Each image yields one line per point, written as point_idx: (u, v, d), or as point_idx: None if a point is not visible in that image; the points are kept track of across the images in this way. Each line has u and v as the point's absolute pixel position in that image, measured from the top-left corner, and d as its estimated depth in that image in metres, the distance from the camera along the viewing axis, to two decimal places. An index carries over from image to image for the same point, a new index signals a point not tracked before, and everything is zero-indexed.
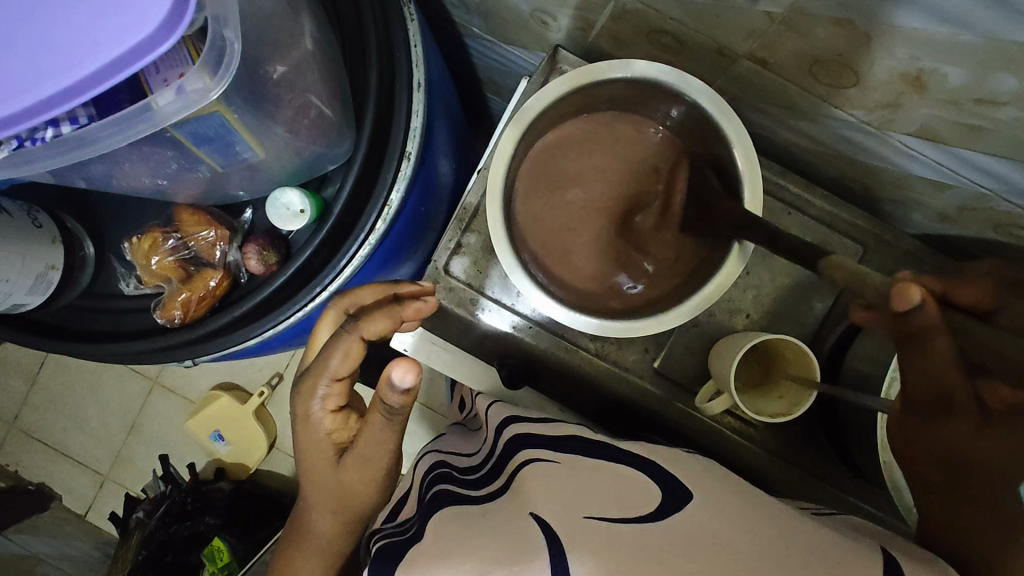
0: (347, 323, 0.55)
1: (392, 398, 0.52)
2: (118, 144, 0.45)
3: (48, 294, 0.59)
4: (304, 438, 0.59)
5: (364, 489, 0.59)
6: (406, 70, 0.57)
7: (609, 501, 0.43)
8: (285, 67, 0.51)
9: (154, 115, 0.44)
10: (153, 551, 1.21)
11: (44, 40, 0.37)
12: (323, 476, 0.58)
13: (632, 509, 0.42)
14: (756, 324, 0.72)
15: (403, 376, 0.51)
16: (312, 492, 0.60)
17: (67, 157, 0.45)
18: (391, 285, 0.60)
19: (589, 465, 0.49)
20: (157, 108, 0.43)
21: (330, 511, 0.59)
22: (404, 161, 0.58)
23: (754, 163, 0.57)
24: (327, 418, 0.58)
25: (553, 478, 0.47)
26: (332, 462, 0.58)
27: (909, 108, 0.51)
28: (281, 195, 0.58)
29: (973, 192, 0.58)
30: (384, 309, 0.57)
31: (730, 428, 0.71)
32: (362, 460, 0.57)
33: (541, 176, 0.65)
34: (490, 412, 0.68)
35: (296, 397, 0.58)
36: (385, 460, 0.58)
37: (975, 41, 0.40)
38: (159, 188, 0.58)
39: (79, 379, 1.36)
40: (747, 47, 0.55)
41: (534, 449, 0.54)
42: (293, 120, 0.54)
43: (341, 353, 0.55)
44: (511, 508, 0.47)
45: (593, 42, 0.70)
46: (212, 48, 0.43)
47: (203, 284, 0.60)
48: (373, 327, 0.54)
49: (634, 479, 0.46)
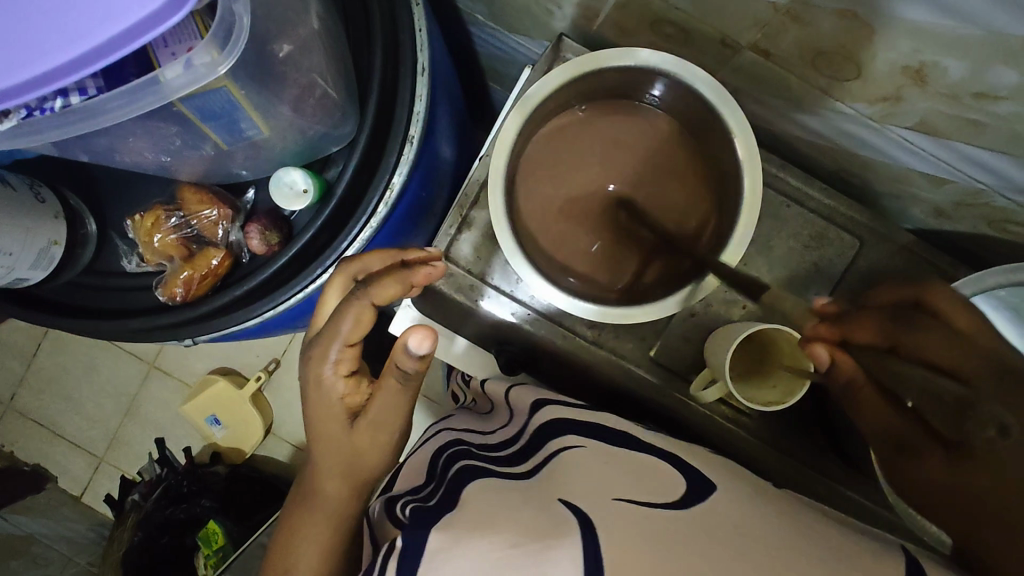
0: (356, 290, 0.55)
1: (408, 363, 0.55)
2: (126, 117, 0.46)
3: (50, 269, 0.59)
4: (316, 403, 0.59)
5: (374, 454, 0.60)
6: (411, 52, 0.57)
7: (638, 487, 0.44)
8: (291, 46, 0.51)
9: (162, 88, 0.44)
10: (149, 532, 1.23)
11: (47, 7, 0.37)
12: (335, 437, 0.59)
13: (661, 495, 0.43)
14: (752, 315, 0.73)
15: (420, 343, 0.53)
16: (321, 453, 0.60)
17: (74, 128, 0.45)
18: (398, 251, 0.59)
19: (622, 454, 0.50)
20: (165, 81, 0.44)
21: (340, 472, 0.59)
22: (407, 144, 0.58)
23: (755, 154, 0.57)
24: (339, 383, 0.58)
25: (581, 463, 0.48)
26: (344, 424, 0.59)
27: (909, 101, 0.51)
28: (285, 174, 0.58)
29: (969, 187, 0.59)
30: (397, 274, 0.56)
31: (724, 416, 0.71)
32: (374, 424, 0.59)
33: (544, 163, 0.65)
34: (513, 398, 0.69)
35: (307, 362, 0.58)
36: (397, 424, 0.60)
37: (976, 35, 0.41)
38: (162, 164, 0.58)
39: (76, 361, 1.36)
40: (751, 37, 0.56)
41: (566, 435, 0.54)
42: (298, 99, 0.54)
43: (352, 319, 0.54)
44: (542, 487, 0.46)
45: (597, 31, 0.71)
46: (222, 23, 0.43)
47: (205, 263, 0.60)
48: (385, 291, 0.54)
49: (662, 471, 0.48)
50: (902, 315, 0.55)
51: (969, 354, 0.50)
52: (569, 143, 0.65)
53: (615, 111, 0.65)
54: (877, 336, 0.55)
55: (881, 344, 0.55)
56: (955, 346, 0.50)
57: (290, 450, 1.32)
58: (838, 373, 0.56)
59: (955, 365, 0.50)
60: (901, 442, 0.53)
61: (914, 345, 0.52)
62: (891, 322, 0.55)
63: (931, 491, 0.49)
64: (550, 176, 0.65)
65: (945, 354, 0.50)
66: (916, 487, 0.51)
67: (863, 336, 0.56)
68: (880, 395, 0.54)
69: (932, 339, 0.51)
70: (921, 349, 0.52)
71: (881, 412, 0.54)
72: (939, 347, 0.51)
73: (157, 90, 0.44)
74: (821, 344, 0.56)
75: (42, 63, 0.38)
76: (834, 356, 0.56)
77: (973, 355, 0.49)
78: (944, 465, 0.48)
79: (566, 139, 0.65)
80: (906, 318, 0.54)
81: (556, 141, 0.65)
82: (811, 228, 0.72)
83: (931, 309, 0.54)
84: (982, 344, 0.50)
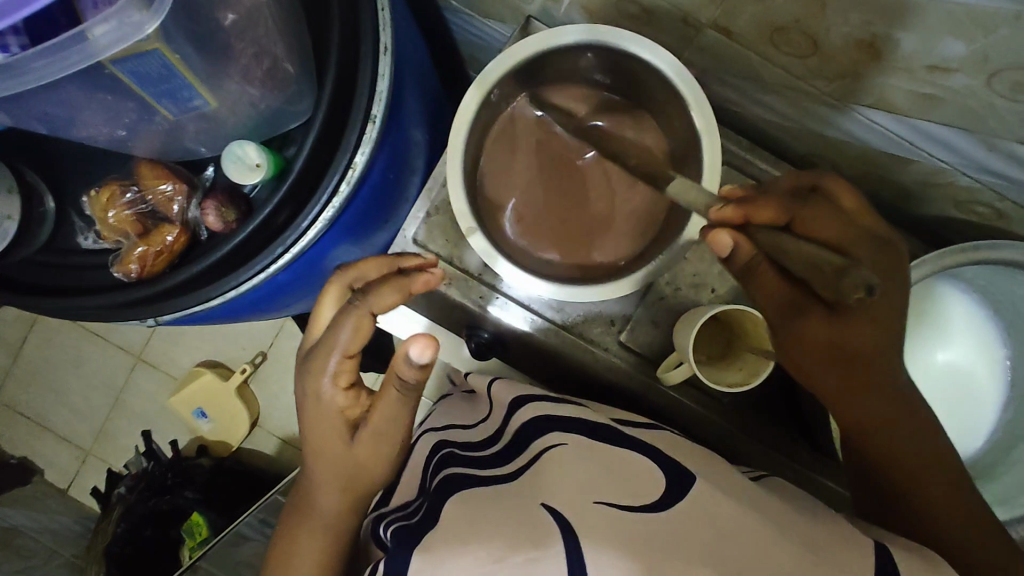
0: (354, 298, 0.54)
1: (408, 374, 0.52)
2: (53, 77, 0.45)
3: (5, 243, 0.59)
4: (315, 416, 0.57)
5: (375, 467, 0.60)
6: (370, 29, 0.57)
7: (617, 490, 0.47)
8: (236, 15, 0.51)
9: (89, 45, 0.43)
10: (132, 525, 1.22)
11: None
12: (334, 454, 0.58)
13: (640, 497, 0.46)
14: (721, 299, 0.72)
15: (421, 353, 0.51)
16: (320, 468, 0.59)
17: (1, 88, 0.45)
18: (394, 259, 0.59)
19: (603, 451, 0.52)
20: (91, 38, 0.43)
21: (339, 487, 0.60)
22: (369, 124, 0.58)
23: (713, 126, 0.57)
24: (339, 396, 0.56)
25: (559, 467, 0.49)
26: (344, 439, 0.57)
27: (867, 78, 0.51)
28: (238, 148, 0.58)
29: (934, 166, 0.59)
30: (395, 281, 0.55)
31: (695, 402, 0.71)
32: (375, 435, 0.57)
33: (502, 150, 0.64)
34: (495, 393, 0.68)
35: (304, 376, 0.57)
36: (400, 434, 0.58)
37: (921, 3, 0.40)
38: (118, 140, 0.58)
39: (62, 354, 1.36)
40: (710, 15, 0.55)
41: (546, 433, 0.55)
42: (248, 70, 0.54)
43: (351, 328, 0.53)
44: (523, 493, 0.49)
45: (565, 14, 0.70)
46: None
47: (159, 239, 0.59)
48: (383, 299, 0.53)
49: (638, 464, 0.50)
50: (800, 197, 0.49)
51: (858, 233, 0.47)
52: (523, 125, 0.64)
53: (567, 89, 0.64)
54: (777, 213, 0.48)
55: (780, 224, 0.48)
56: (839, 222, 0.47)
57: (277, 443, 1.31)
58: (737, 255, 0.49)
59: (841, 242, 0.47)
60: (786, 305, 0.49)
61: (808, 225, 0.48)
62: (788, 202, 0.49)
63: (810, 350, 0.48)
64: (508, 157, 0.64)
65: (834, 230, 0.47)
66: (798, 343, 0.49)
67: (766, 214, 0.48)
68: (773, 268, 0.49)
69: (828, 218, 0.47)
70: (816, 230, 0.47)
71: (772, 285, 0.49)
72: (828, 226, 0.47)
73: (84, 50, 0.44)
74: (725, 230, 0.49)
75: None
76: (737, 236, 0.49)
77: (856, 227, 0.47)
78: (828, 323, 0.47)
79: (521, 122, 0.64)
80: (800, 197, 0.49)
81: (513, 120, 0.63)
82: None
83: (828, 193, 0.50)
84: (868, 226, 0.49)
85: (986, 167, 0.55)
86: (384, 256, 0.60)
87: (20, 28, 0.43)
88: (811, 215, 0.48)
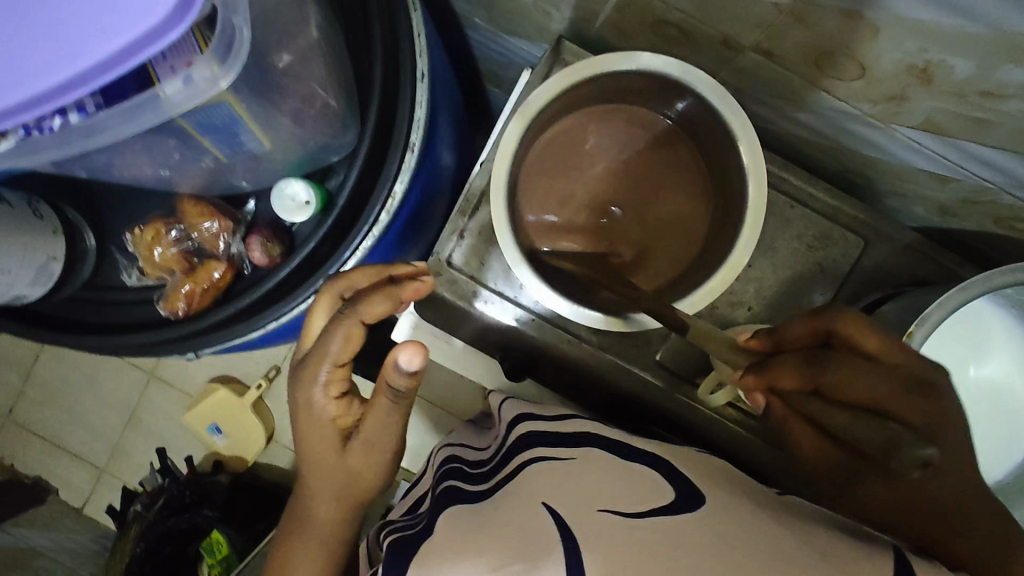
0: (344, 309, 0.53)
1: (398, 382, 0.52)
2: (127, 131, 0.46)
3: (49, 286, 0.60)
4: (308, 425, 0.58)
5: (370, 476, 0.60)
6: (410, 57, 0.56)
7: (622, 496, 0.45)
8: (291, 56, 0.51)
9: (163, 104, 0.44)
10: (151, 543, 1.22)
11: (45, 25, 0.37)
12: (329, 461, 0.58)
13: (643, 504, 0.44)
14: (758, 316, 0.71)
15: (410, 360, 0.51)
16: (313, 476, 0.60)
17: (73, 144, 0.45)
18: (385, 267, 0.56)
19: (604, 462, 0.51)
20: (165, 96, 0.43)
21: (334, 495, 0.60)
22: (408, 152, 0.57)
23: (760, 160, 0.56)
24: (330, 405, 0.56)
25: (568, 473, 0.49)
26: (337, 447, 0.58)
27: (914, 100, 0.51)
28: (287, 186, 0.59)
29: (975, 185, 0.59)
30: (385, 291, 0.53)
31: (731, 419, 0.71)
32: (366, 445, 0.57)
33: (538, 181, 0.64)
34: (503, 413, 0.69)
35: (296, 385, 0.57)
36: (392, 443, 0.58)
37: (983, 33, 0.40)
38: (162, 178, 0.59)
39: (75, 372, 1.35)
40: (754, 38, 0.55)
41: (546, 445, 0.56)
42: (299, 110, 0.54)
43: (341, 338, 0.53)
44: (520, 498, 0.48)
45: (596, 33, 0.70)
46: (222, 36, 0.43)
47: (206, 275, 0.60)
48: (372, 309, 0.51)
49: (650, 477, 0.49)
50: (818, 355, 0.49)
51: (891, 385, 0.45)
52: (557, 155, 0.64)
53: (598, 118, 0.64)
54: (796, 380, 0.49)
55: (806, 387, 0.49)
56: (879, 382, 0.45)
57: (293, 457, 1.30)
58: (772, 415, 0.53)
59: (876, 401, 0.45)
60: (842, 475, 0.49)
61: (836, 386, 0.47)
62: (805, 361, 0.49)
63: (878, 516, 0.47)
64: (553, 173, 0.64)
65: (866, 392, 0.45)
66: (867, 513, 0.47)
67: (786, 381, 0.50)
68: (810, 428, 0.50)
69: (849, 375, 0.46)
70: (841, 390, 0.46)
71: (812, 442, 0.50)
72: (871, 392, 0.45)
73: (158, 106, 0.44)
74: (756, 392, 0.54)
75: (41, 79, 0.37)
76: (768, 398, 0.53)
77: (888, 375, 0.46)
78: (885, 487, 0.46)
79: (554, 153, 0.64)
80: (818, 356, 0.48)
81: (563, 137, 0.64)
82: (816, 229, 0.71)
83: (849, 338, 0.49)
84: (901, 367, 0.47)
85: None
86: (375, 264, 0.56)
87: (97, 92, 0.40)
88: (842, 375, 0.46)
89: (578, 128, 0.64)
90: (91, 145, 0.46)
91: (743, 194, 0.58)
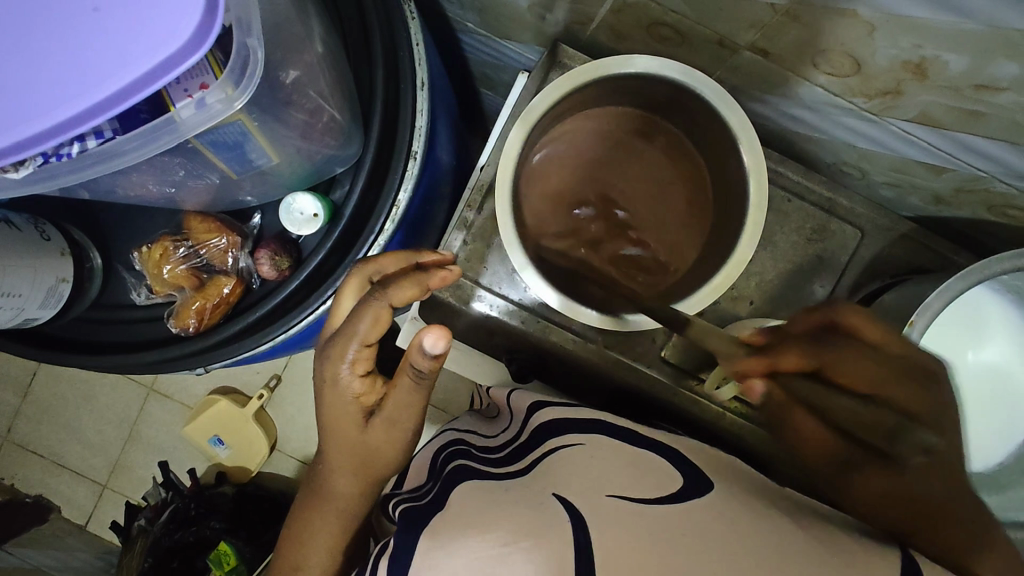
0: (371, 291, 0.53)
1: (422, 364, 0.52)
2: (142, 156, 0.46)
3: (59, 307, 0.61)
4: (331, 401, 0.56)
5: (390, 452, 0.58)
6: (410, 68, 0.57)
7: (630, 484, 0.46)
8: (297, 72, 0.51)
9: (179, 128, 0.45)
10: (160, 557, 1.20)
11: (68, 56, 0.38)
12: (349, 437, 0.56)
13: (654, 491, 0.46)
14: (759, 310, 0.73)
15: (434, 343, 0.51)
16: (331, 451, 0.58)
17: (90, 170, 0.46)
18: (413, 254, 0.57)
19: (613, 448, 0.52)
20: (180, 120, 0.44)
21: (353, 473, 0.58)
22: (411, 160, 0.58)
23: (760, 158, 0.57)
24: (355, 382, 0.55)
25: (576, 460, 0.50)
26: (360, 423, 0.56)
27: (910, 94, 0.52)
28: (294, 201, 0.59)
29: (969, 174, 0.60)
30: (412, 277, 0.53)
31: (735, 411, 0.73)
32: (389, 422, 0.56)
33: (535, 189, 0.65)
34: (510, 400, 0.69)
35: (322, 360, 0.55)
36: (414, 421, 0.57)
37: (979, 29, 0.41)
38: (168, 196, 0.59)
39: (72, 388, 1.34)
40: (749, 38, 0.56)
41: (558, 433, 0.56)
42: (305, 125, 0.54)
43: (369, 320, 0.52)
44: (534, 487, 0.49)
45: (591, 35, 0.70)
46: (237, 58, 0.44)
47: (217, 291, 0.61)
48: (403, 293, 0.51)
49: (658, 463, 0.50)
50: (821, 338, 0.52)
51: (894, 375, 0.49)
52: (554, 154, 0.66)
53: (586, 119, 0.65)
54: (800, 360, 0.52)
55: (807, 369, 0.52)
56: (884, 369, 0.49)
57: (297, 465, 1.30)
58: (767, 403, 0.53)
59: (878, 389, 0.49)
60: (839, 460, 0.50)
61: (837, 370, 0.50)
62: (808, 345, 0.52)
63: (861, 507, 0.46)
64: (580, 183, 0.67)
65: (872, 377, 0.49)
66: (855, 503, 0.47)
67: (788, 360, 0.52)
68: (808, 416, 0.51)
69: (858, 362, 0.49)
70: (849, 374, 0.50)
71: (813, 432, 0.51)
72: (868, 378, 0.49)
73: (174, 130, 0.45)
74: (757, 377, 0.53)
75: (66, 107, 0.38)
76: (771, 384, 0.53)
77: (891, 364, 0.49)
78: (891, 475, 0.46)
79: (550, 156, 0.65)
80: (823, 338, 0.52)
81: (602, 150, 0.67)
82: (813, 222, 0.73)
83: (849, 328, 0.52)
84: (903, 357, 0.50)
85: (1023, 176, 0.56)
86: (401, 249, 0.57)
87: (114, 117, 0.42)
88: (834, 358, 0.50)
89: (569, 130, 0.65)
90: (106, 170, 0.47)
91: (744, 195, 0.59)
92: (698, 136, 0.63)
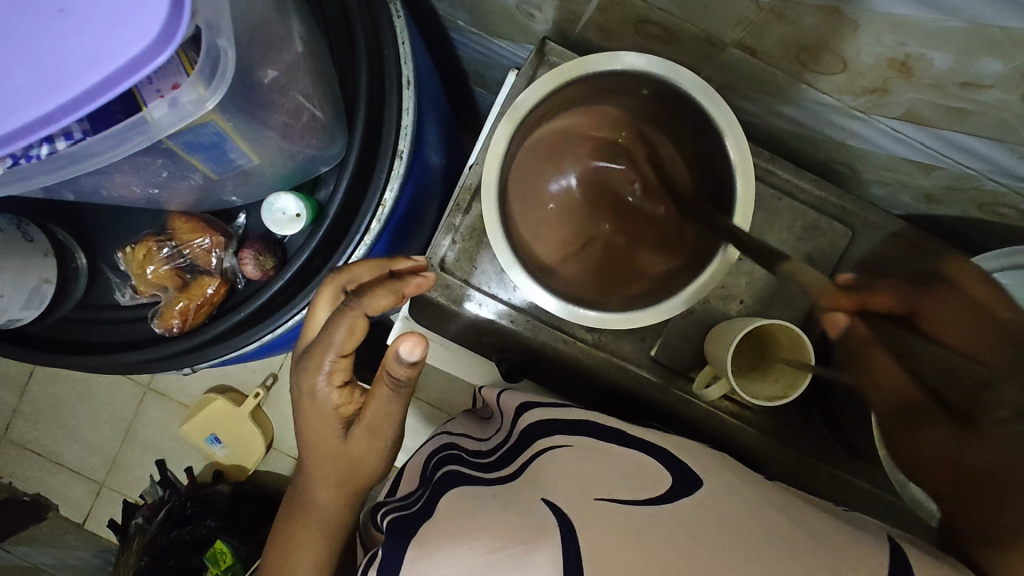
0: (347, 301, 0.53)
1: (399, 371, 0.52)
2: (116, 157, 0.46)
3: (43, 307, 0.61)
4: (311, 413, 0.56)
5: (372, 461, 0.58)
6: (395, 67, 0.56)
7: (620, 486, 0.46)
8: (276, 71, 0.51)
9: (150, 128, 0.45)
10: (155, 556, 1.20)
11: (33, 56, 0.38)
12: (330, 447, 0.56)
13: (643, 492, 0.45)
14: (750, 309, 0.73)
15: (411, 351, 0.50)
16: (313, 462, 0.58)
17: (62, 172, 0.46)
18: (386, 260, 0.57)
19: (603, 452, 0.52)
20: (152, 120, 0.44)
21: (336, 483, 0.57)
22: (397, 159, 0.58)
23: (746, 157, 0.57)
24: (333, 394, 0.55)
25: (565, 463, 0.50)
26: (339, 435, 0.56)
27: (897, 92, 0.52)
28: (276, 200, 0.59)
29: (959, 173, 0.59)
30: (388, 284, 0.54)
31: (726, 412, 0.72)
32: (369, 432, 0.56)
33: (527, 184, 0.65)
34: (501, 402, 0.68)
35: (299, 373, 0.55)
36: (394, 430, 0.57)
37: (961, 27, 0.41)
38: (152, 197, 0.59)
39: (70, 387, 1.34)
40: (736, 36, 0.56)
41: (548, 436, 0.56)
42: (286, 124, 0.54)
43: (345, 330, 0.52)
44: (523, 491, 0.49)
45: (581, 33, 0.70)
46: (206, 58, 0.44)
47: (200, 291, 0.61)
48: (377, 302, 0.52)
49: (648, 464, 0.50)
50: (927, 284, 0.52)
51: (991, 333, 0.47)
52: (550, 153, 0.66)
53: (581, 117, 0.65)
54: (895, 302, 0.52)
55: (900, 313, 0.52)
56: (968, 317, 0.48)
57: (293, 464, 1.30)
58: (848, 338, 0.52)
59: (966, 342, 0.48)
60: (905, 406, 0.49)
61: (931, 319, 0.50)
62: (913, 292, 0.51)
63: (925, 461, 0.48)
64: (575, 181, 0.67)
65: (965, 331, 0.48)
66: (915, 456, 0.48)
67: (881, 301, 0.52)
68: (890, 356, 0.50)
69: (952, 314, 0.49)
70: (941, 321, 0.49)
71: (885, 371, 0.50)
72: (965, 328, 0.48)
73: (145, 131, 0.45)
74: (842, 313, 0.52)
75: (32, 109, 0.38)
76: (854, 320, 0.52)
77: (988, 324, 0.47)
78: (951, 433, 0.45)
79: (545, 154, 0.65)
80: (928, 285, 0.51)
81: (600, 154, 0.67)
82: (803, 220, 0.72)
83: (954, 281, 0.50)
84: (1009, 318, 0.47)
85: (1012, 173, 0.55)
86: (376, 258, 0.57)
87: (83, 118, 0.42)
88: (946, 312, 0.49)
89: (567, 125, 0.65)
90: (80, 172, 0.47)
91: (730, 193, 0.59)
92: (685, 134, 0.63)
